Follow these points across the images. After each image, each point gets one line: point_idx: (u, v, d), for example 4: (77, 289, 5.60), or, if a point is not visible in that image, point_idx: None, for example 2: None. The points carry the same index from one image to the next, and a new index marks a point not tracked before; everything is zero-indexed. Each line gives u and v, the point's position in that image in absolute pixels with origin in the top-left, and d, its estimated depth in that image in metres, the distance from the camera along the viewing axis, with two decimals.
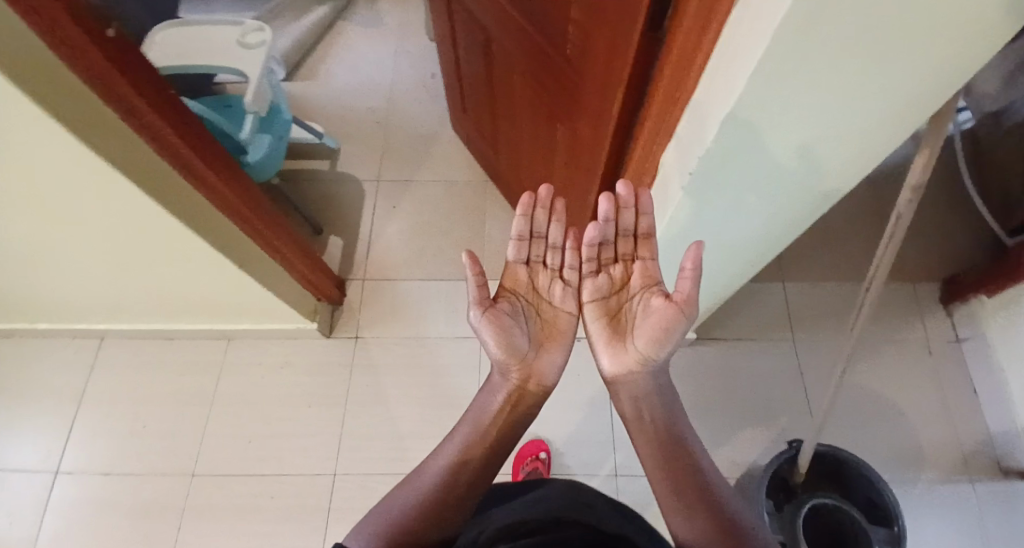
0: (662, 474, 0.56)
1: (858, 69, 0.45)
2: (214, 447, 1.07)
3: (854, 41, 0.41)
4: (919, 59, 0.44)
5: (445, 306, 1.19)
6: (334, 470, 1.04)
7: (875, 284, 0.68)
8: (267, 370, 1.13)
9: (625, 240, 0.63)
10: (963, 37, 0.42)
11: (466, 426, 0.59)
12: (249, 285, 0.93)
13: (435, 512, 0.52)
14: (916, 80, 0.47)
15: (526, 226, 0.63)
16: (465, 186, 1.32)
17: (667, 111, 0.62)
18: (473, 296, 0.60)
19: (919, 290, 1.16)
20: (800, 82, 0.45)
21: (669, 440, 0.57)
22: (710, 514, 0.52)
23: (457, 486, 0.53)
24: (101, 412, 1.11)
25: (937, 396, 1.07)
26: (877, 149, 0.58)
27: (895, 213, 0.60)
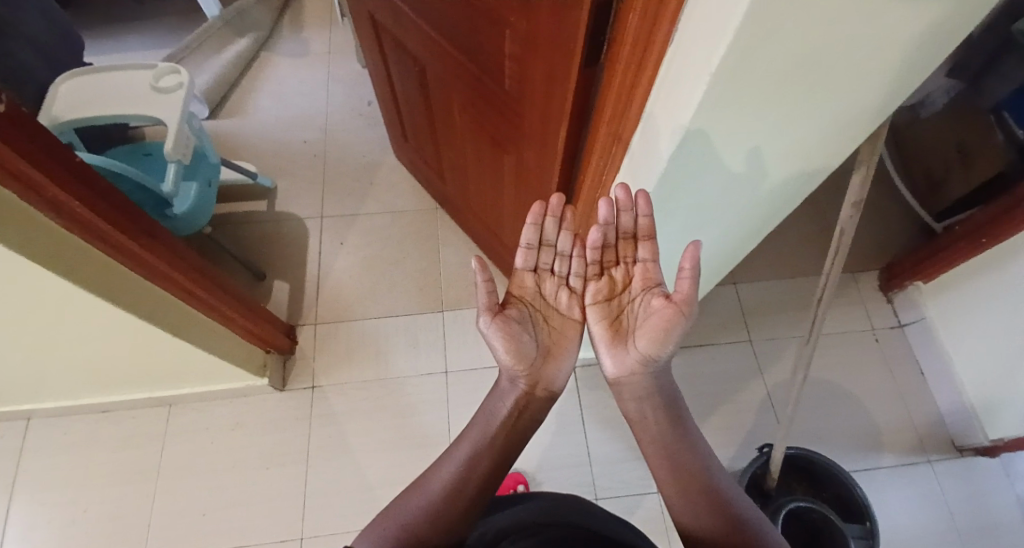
0: (667, 469, 0.56)
1: (795, 98, 0.45)
2: (167, 524, 0.99)
3: (790, 75, 0.42)
4: (851, 84, 0.46)
5: (406, 343, 1.15)
6: (302, 534, 0.98)
7: (826, 293, 0.69)
8: (218, 432, 1.06)
9: (625, 241, 0.62)
10: (887, 61, 0.44)
11: (476, 430, 0.59)
12: (186, 346, 0.87)
13: (450, 515, 0.51)
14: (850, 101, 0.48)
15: (535, 234, 0.63)
16: (413, 214, 1.28)
17: (612, 145, 0.61)
18: (482, 303, 0.60)
19: (861, 279, 1.21)
20: (742, 114, 0.46)
21: (674, 435, 0.58)
22: (710, 494, 0.53)
23: (469, 488, 0.53)
24: (35, 502, 1.01)
25: (891, 380, 1.12)
26: (818, 162, 0.59)
27: (840, 224, 0.62)
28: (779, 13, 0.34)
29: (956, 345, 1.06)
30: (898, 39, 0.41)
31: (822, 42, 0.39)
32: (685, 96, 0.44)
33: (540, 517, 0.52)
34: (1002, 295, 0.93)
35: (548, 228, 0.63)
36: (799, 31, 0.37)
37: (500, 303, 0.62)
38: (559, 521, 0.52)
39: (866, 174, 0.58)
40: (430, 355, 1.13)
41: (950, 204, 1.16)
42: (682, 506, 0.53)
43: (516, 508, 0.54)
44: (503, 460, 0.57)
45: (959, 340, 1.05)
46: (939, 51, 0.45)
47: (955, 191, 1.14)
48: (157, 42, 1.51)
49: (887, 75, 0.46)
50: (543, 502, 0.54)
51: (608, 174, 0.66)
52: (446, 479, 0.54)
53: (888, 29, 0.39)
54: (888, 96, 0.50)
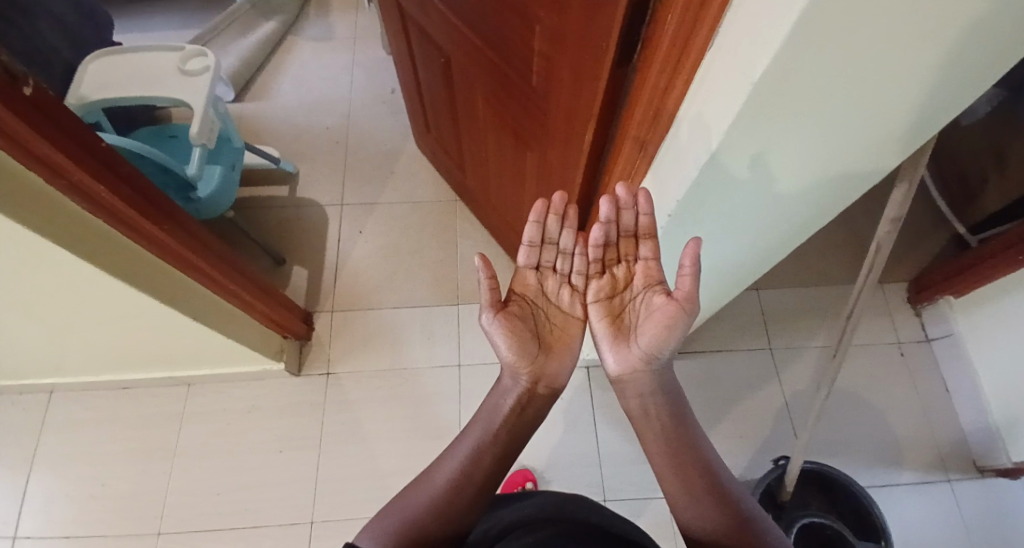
0: (672, 465, 0.54)
1: (836, 110, 0.43)
2: (182, 501, 1.01)
3: (833, 87, 0.40)
4: (896, 98, 0.44)
5: (420, 334, 1.15)
6: (312, 518, 0.99)
7: (856, 309, 0.67)
8: (233, 414, 1.07)
9: (626, 240, 0.61)
10: (937, 74, 0.42)
11: (478, 427, 0.58)
12: (205, 331, 0.88)
13: (453, 508, 0.51)
14: (892, 116, 0.47)
15: (538, 231, 0.62)
16: (433, 204, 1.27)
17: (640, 147, 0.60)
18: (485, 299, 0.59)
19: (888, 291, 1.17)
20: (781, 127, 0.44)
21: (677, 430, 0.56)
22: (714, 498, 0.52)
23: (473, 480, 0.53)
24: (56, 473, 1.03)
25: (913, 395, 1.09)
26: (857, 174, 0.57)
27: (875, 238, 0.60)
28: (830, 23, 0.33)
29: (983, 362, 1.02)
30: (949, 53, 0.39)
31: (870, 55, 0.37)
32: (720, 103, 0.42)
33: (544, 511, 0.53)
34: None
35: (549, 226, 0.62)
36: (848, 42, 0.35)
37: (502, 300, 0.61)
38: (562, 514, 0.53)
39: (908, 190, 0.56)
40: (444, 347, 1.13)
41: (986, 216, 1.11)
42: (687, 502, 0.52)
43: (520, 504, 0.55)
44: (508, 454, 0.57)
45: (987, 358, 1.01)
46: (993, 64, 0.43)
47: (991, 203, 1.10)
48: (184, 23, 1.52)
49: (939, 86, 0.44)
50: (548, 498, 0.56)
51: (631, 177, 0.65)
52: (450, 472, 0.54)
53: (941, 43, 0.37)
54: (934, 111, 0.48)
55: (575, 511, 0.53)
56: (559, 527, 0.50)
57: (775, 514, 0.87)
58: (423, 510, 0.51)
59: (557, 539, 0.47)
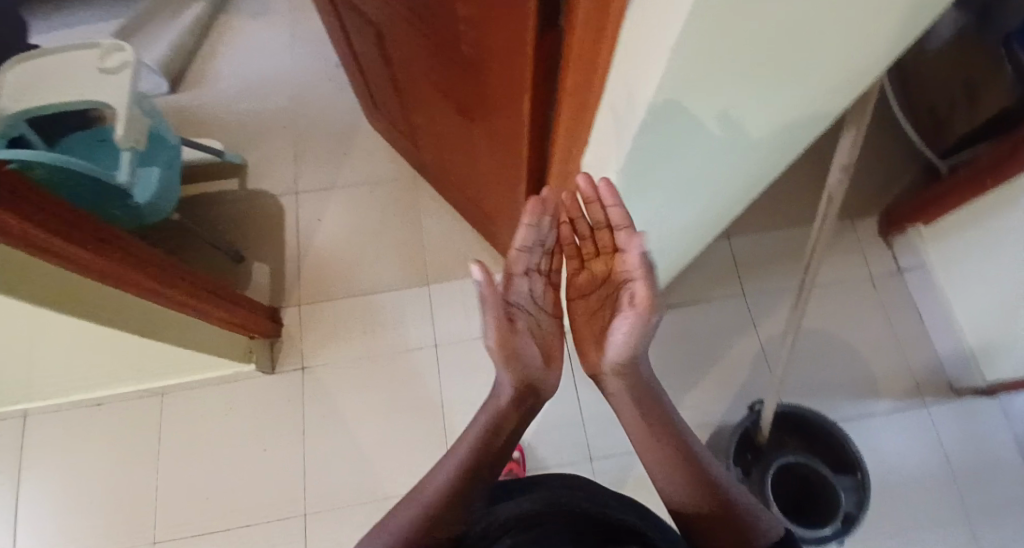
0: (666, 459, 0.53)
1: (772, 68, 0.40)
2: (171, 510, 1.01)
3: (762, 47, 0.37)
4: (834, 49, 0.40)
5: (392, 317, 1.13)
6: (304, 510, 1.00)
7: (813, 259, 0.66)
8: (211, 418, 1.06)
9: (603, 233, 0.56)
10: (876, 20, 0.38)
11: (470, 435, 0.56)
12: (146, 341, 0.86)
13: (441, 524, 0.49)
14: (832, 67, 0.43)
15: (530, 236, 0.54)
16: (393, 182, 1.23)
17: (580, 115, 0.56)
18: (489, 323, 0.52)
19: (860, 224, 1.16)
20: (711, 90, 0.41)
21: (669, 424, 0.54)
22: (698, 488, 0.50)
23: (461, 489, 0.51)
24: (41, 496, 1.02)
25: (889, 326, 1.09)
26: (808, 118, 0.54)
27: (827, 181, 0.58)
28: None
29: (951, 287, 1.04)
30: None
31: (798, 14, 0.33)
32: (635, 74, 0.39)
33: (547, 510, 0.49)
34: (1006, 246, 0.88)
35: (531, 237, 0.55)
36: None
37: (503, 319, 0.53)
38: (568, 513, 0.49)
39: (857, 138, 0.53)
40: (419, 329, 1.12)
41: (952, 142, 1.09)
42: (684, 500, 0.51)
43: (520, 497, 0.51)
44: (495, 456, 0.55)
45: (954, 282, 1.03)
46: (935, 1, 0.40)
47: (959, 127, 1.06)
48: (107, 12, 1.42)
49: (880, 30, 0.40)
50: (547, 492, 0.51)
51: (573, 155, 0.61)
52: (437, 486, 0.52)
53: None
54: (879, 55, 0.45)
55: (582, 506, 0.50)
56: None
57: (751, 456, 0.89)
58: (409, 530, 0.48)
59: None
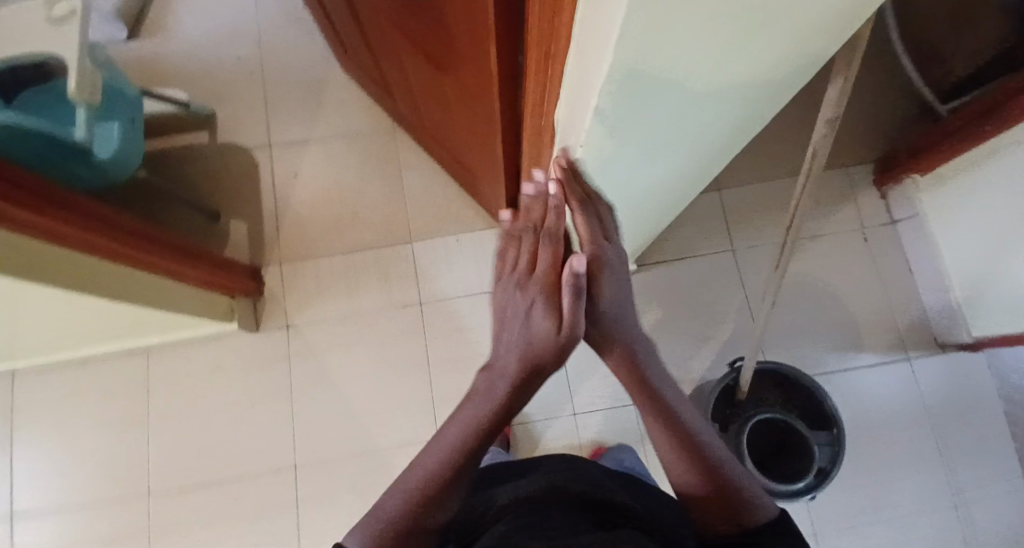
0: (662, 433, 0.53)
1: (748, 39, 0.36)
2: (166, 466, 1.04)
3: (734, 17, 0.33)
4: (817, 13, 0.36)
5: (374, 276, 1.11)
6: (295, 464, 1.03)
7: (793, 220, 0.63)
8: (198, 377, 1.07)
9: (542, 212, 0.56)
10: None
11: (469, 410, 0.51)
12: (118, 306, 0.84)
13: (439, 505, 0.48)
14: (816, 30, 0.39)
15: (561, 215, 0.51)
16: (369, 134, 1.18)
17: (545, 72, 0.52)
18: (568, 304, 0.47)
19: (854, 174, 1.12)
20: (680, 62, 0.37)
21: (663, 396, 0.54)
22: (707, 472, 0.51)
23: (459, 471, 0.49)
24: (38, 455, 1.05)
25: (878, 279, 1.08)
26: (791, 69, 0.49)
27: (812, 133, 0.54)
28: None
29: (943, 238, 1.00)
30: None
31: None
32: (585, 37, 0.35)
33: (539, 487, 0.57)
34: (990, 198, 0.86)
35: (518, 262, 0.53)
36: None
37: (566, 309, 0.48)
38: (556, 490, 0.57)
39: (842, 98, 0.50)
40: (401, 287, 1.10)
41: (954, 82, 1.02)
42: (681, 473, 0.52)
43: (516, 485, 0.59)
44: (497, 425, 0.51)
45: (946, 233, 0.99)
46: None
47: (960, 68, 1.00)
48: None
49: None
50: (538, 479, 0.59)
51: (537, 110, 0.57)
52: (430, 467, 0.49)
53: None
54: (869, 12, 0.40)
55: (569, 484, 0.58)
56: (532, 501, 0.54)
57: (729, 411, 0.89)
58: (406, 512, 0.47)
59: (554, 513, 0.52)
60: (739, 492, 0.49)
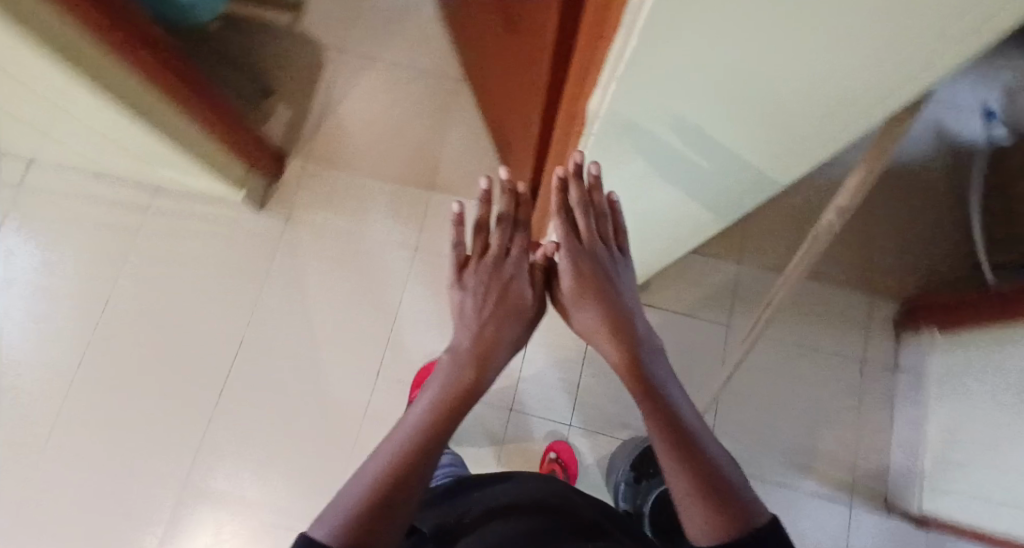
0: (648, 411, 0.56)
1: None
2: (133, 298, 1.09)
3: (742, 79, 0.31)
4: None
5: (383, 208, 1.13)
6: (241, 344, 1.07)
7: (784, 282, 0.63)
8: (190, 231, 1.11)
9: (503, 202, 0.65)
10: None
11: (440, 379, 0.60)
12: (146, 138, 0.85)
13: (426, 465, 0.50)
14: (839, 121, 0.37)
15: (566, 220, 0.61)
16: (435, 77, 1.18)
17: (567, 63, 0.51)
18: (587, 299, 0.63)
19: (877, 305, 1.07)
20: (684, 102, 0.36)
21: (651, 374, 0.60)
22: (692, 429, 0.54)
23: (442, 424, 0.54)
24: (24, 238, 1.10)
25: (854, 417, 1.04)
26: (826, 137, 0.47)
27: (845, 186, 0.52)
28: None
29: (938, 408, 0.93)
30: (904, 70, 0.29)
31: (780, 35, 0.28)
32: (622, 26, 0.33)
33: (504, 494, 0.62)
34: (984, 381, 0.80)
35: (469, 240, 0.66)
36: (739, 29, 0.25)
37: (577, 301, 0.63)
38: (519, 493, 0.62)
39: None
40: (403, 228, 1.12)
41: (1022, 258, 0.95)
42: (665, 463, 0.53)
43: (485, 495, 0.63)
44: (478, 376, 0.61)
45: (938, 402, 0.93)
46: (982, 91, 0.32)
47: None
48: None
49: None
50: (505, 487, 0.64)
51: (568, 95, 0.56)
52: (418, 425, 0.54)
53: None
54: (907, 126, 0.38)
55: (526, 489, 0.63)
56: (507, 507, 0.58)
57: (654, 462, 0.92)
58: (392, 464, 0.50)
59: (528, 511, 0.57)
60: (727, 487, 0.50)
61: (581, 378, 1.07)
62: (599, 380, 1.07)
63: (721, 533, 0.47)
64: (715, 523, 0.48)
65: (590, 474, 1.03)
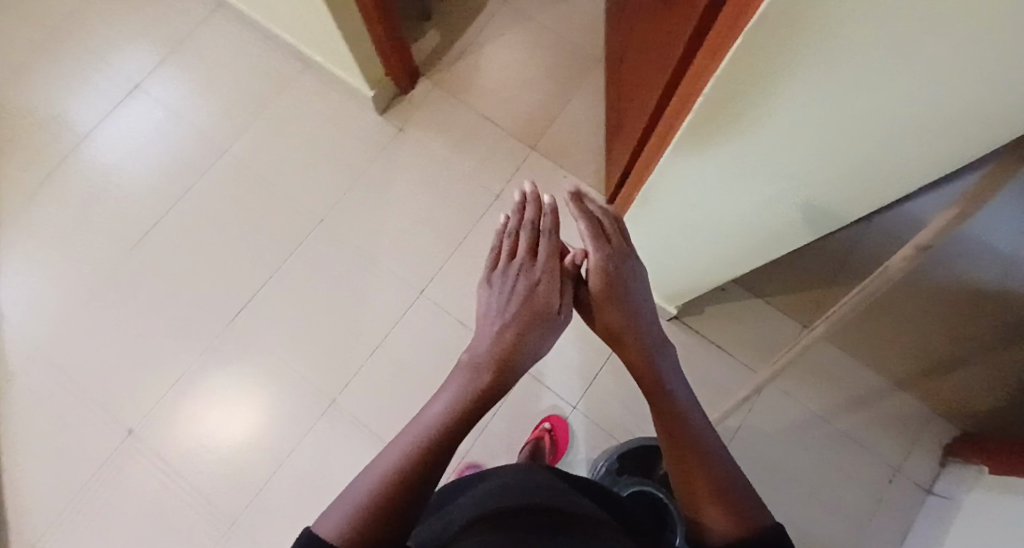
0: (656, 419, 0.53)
1: (865, 73, 0.35)
2: (248, 150, 1.22)
3: (858, 35, 0.32)
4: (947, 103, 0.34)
5: (485, 149, 1.19)
6: (320, 219, 1.17)
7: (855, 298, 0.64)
8: (318, 109, 1.23)
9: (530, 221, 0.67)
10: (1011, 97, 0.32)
11: (458, 383, 0.58)
12: (321, 14, 0.96)
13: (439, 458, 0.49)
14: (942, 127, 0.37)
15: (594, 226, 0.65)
16: (577, 52, 1.23)
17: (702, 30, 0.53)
18: (613, 302, 0.62)
19: (932, 423, 1.01)
20: (796, 57, 0.37)
21: (665, 376, 0.57)
22: (699, 429, 0.51)
23: (459, 421, 0.53)
24: (189, 67, 1.27)
25: (863, 519, 0.98)
26: (918, 178, 0.47)
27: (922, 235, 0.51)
28: None
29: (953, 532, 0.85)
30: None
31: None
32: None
33: (491, 490, 0.59)
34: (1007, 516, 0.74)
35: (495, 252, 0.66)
36: None
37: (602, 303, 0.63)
38: (507, 487, 0.59)
39: None
40: (495, 173, 1.17)
41: None
42: (674, 466, 0.50)
43: (474, 494, 0.60)
44: (501, 376, 0.59)
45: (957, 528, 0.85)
46: None
47: None
48: None
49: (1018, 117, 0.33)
50: (492, 484, 0.61)
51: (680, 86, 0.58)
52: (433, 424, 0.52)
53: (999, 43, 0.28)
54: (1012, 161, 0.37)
55: (515, 483, 0.60)
56: (498, 511, 0.53)
57: (646, 465, 0.92)
58: (405, 463, 0.48)
59: (512, 505, 0.54)
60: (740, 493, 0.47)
61: (600, 370, 1.08)
62: (615, 380, 1.07)
63: (740, 531, 0.44)
64: (733, 522, 0.44)
65: (577, 457, 1.03)
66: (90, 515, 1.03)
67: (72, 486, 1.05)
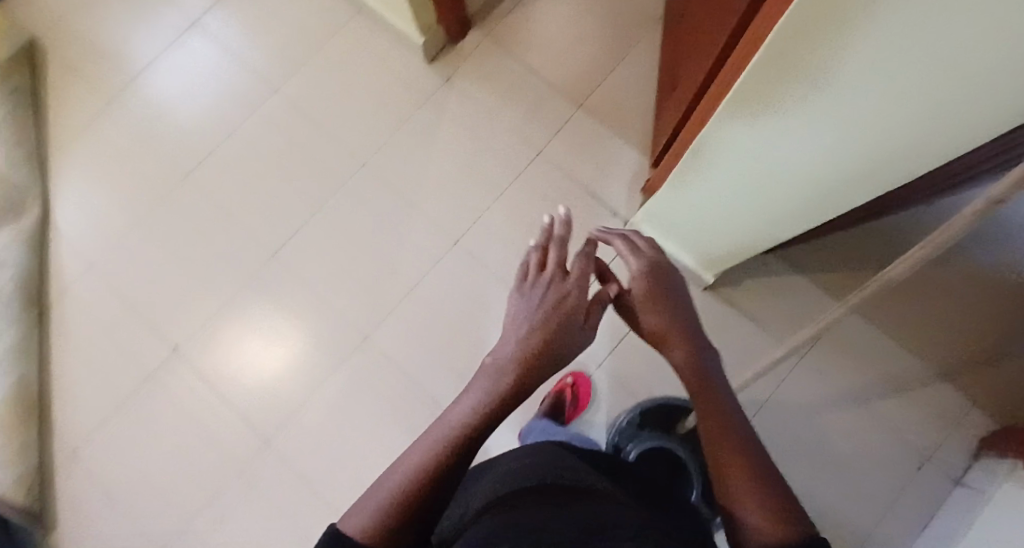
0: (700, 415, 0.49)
1: None
2: (297, 90, 1.23)
3: None
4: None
5: (530, 104, 1.18)
6: (362, 163, 1.18)
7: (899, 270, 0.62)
8: (368, 54, 1.23)
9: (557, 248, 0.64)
10: None
11: (480, 387, 0.52)
12: None
13: (462, 459, 0.47)
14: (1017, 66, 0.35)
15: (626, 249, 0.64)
16: (634, 11, 1.20)
17: None
18: (660, 303, 0.59)
19: (970, 416, 0.97)
20: None
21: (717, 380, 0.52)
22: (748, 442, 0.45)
23: (482, 425, 0.49)
24: (246, 4, 1.29)
25: (888, 502, 0.96)
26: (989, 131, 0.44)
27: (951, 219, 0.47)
28: None
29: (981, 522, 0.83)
30: None
31: None
32: None
33: (507, 474, 0.54)
34: None
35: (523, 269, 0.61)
36: None
37: (648, 306, 0.59)
38: (524, 469, 0.54)
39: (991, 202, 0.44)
40: (539, 129, 1.16)
41: None
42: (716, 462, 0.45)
43: (491, 479, 0.54)
44: (528, 377, 0.52)
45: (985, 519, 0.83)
46: None
47: None
48: None
49: None
50: (509, 466, 0.56)
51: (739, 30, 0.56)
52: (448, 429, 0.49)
53: None
54: None
55: (534, 465, 0.54)
56: (511, 498, 0.47)
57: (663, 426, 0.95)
58: (424, 463, 0.46)
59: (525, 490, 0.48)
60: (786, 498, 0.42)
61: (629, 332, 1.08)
62: (643, 344, 1.07)
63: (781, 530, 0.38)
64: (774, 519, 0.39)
65: (598, 412, 1.04)
66: (132, 423, 1.10)
67: (116, 396, 1.11)
